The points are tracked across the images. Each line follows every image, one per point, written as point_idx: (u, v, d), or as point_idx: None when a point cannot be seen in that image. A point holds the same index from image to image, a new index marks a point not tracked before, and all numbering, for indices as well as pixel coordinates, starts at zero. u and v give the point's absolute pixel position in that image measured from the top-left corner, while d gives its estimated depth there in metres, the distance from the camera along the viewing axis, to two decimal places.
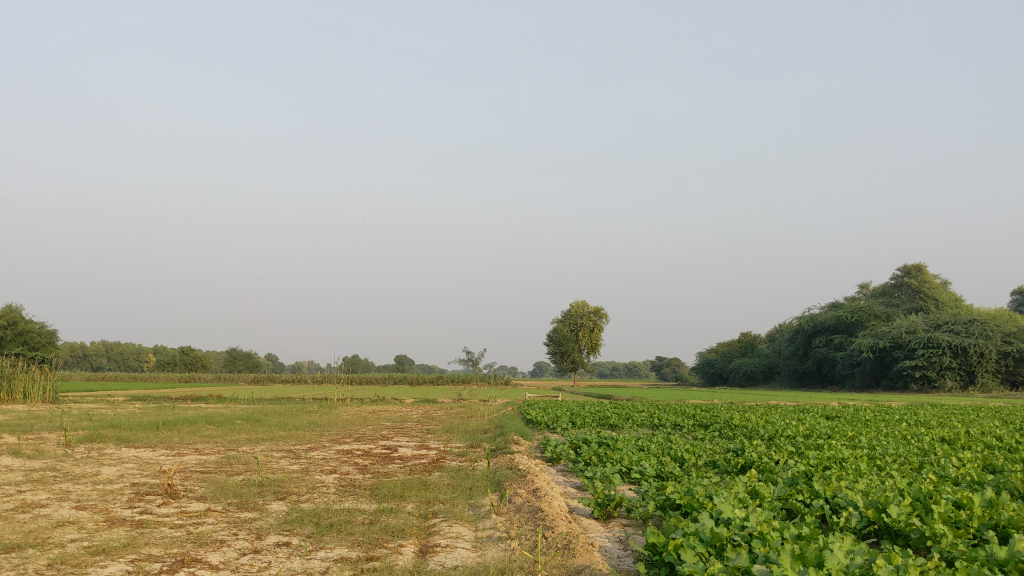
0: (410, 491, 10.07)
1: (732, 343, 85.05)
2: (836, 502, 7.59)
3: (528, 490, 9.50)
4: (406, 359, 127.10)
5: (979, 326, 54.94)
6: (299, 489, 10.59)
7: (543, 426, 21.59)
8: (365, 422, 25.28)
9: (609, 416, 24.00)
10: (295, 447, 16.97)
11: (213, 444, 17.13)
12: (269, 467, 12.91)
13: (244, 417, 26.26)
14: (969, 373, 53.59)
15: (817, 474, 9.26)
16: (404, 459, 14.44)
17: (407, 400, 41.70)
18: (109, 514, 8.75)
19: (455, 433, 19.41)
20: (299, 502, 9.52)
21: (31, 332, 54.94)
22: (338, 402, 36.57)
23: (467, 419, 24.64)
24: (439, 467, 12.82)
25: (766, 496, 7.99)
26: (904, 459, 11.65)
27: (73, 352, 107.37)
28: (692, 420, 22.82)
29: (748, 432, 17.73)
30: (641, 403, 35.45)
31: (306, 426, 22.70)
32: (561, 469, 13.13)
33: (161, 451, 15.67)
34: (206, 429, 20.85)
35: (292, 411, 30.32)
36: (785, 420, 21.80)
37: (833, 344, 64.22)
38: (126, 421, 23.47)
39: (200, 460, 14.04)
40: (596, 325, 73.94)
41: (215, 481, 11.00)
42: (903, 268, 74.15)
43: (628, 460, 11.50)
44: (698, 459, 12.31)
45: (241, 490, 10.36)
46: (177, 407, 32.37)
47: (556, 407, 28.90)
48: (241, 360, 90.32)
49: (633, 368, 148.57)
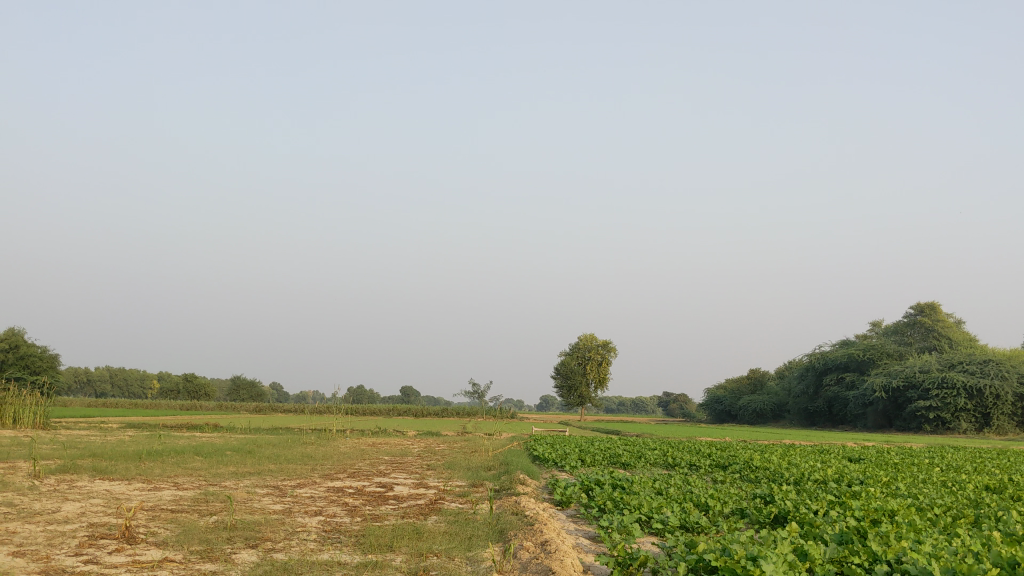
0: (401, 540, 8.80)
1: (741, 379, 83.59)
2: (905, 569, 6.38)
3: (536, 542, 8.26)
4: (410, 390, 125.35)
5: (995, 366, 53.50)
6: (276, 534, 9.34)
7: (550, 464, 20.30)
8: (361, 456, 23.94)
9: (619, 454, 22.80)
10: (282, 482, 15.73)
11: (194, 479, 15.86)
12: (251, 506, 11.67)
13: (236, 447, 25.00)
14: (984, 415, 52.13)
15: (872, 531, 8.02)
16: (399, 499, 13.17)
17: (409, 432, 40.42)
18: (47, 564, 7.50)
19: (456, 469, 18.23)
20: (273, 553, 8.27)
21: (32, 356, 53.83)
22: (338, 434, 35.23)
23: (471, 455, 23.36)
24: (436, 510, 11.57)
25: (817, 560, 6.79)
26: (958, 512, 10.45)
27: (76, 377, 106.38)
28: (709, 460, 21.54)
29: (771, 475, 16.45)
30: (651, 439, 34.09)
31: (298, 458, 21.54)
32: (572, 514, 11.89)
33: (137, 485, 14.47)
34: (193, 462, 19.61)
35: (288, 441, 29.07)
36: (808, 462, 20.47)
37: (845, 383, 62.77)
38: (108, 450, 22.24)
39: (176, 496, 12.83)
40: (605, 358, 72.59)
41: (185, 523, 9.79)
42: (917, 307, 72.67)
43: (648, 507, 10.23)
44: (724, 507, 11.06)
45: (209, 534, 9.10)
46: (168, 436, 31.14)
47: (562, 443, 27.57)
48: (245, 390, 89.03)
49: (638, 404, 147.69)
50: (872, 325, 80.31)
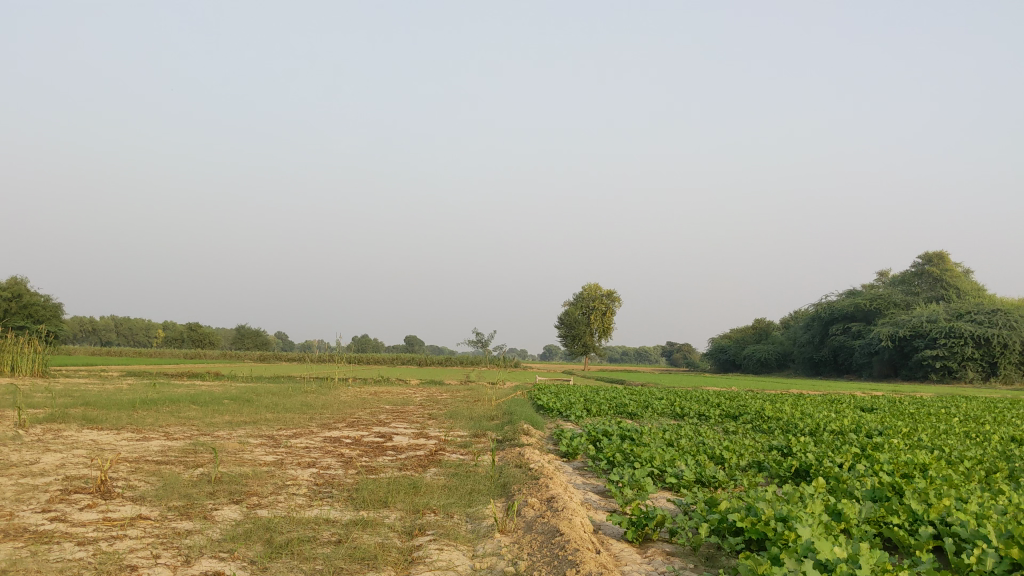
0: (397, 495, 8.16)
1: (746, 329, 82.99)
2: (953, 532, 5.74)
3: (542, 498, 7.61)
4: (416, 339, 125.05)
5: (1003, 316, 52.70)
6: (263, 489, 8.72)
7: (555, 414, 19.71)
8: (361, 405, 23.39)
9: (626, 403, 22.30)
10: (278, 432, 15.14)
11: (187, 428, 15.27)
12: (241, 458, 11.03)
13: (234, 396, 24.47)
14: (991, 364, 51.52)
15: (909, 487, 7.39)
16: (397, 450, 12.57)
17: (412, 382, 39.91)
18: (9, 522, 6.88)
19: (459, 419, 17.68)
20: (257, 509, 7.63)
21: (35, 305, 53.27)
22: (339, 383, 34.66)
23: (473, 404, 22.82)
24: (436, 462, 10.92)
25: (852, 520, 6.17)
26: (991, 466, 9.84)
27: (82, 326, 106.37)
28: (720, 411, 20.87)
29: (786, 426, 15.76)
30: (657, 389, 33.60)
31: (297, 407, 21.01)
32: (579, 466, 11.28)
33: (125, 435, 13.86)
34: (188, 411, 19.05)
35: (289, 390, 28.57)
36: (822, 411, 19.89)
37: (851, 332, 62.19)
38: (103, 398, 21.68)
39: (163, 447, 12.17)
40: (609, 308, 71.93)
41: (167, 475, 9.17)
42: (925, 256, 71.81)
43: (660, 459, 9.61)
44: (741, 459, 10.45)
45: (190, 489, 8.46)
46: (165, 385, 30.54)
47: (568, 393, 26.98)
48: (251, 338, 88.80)
49: (642, 354, 148.20)
50: (880, 275, 79.47)
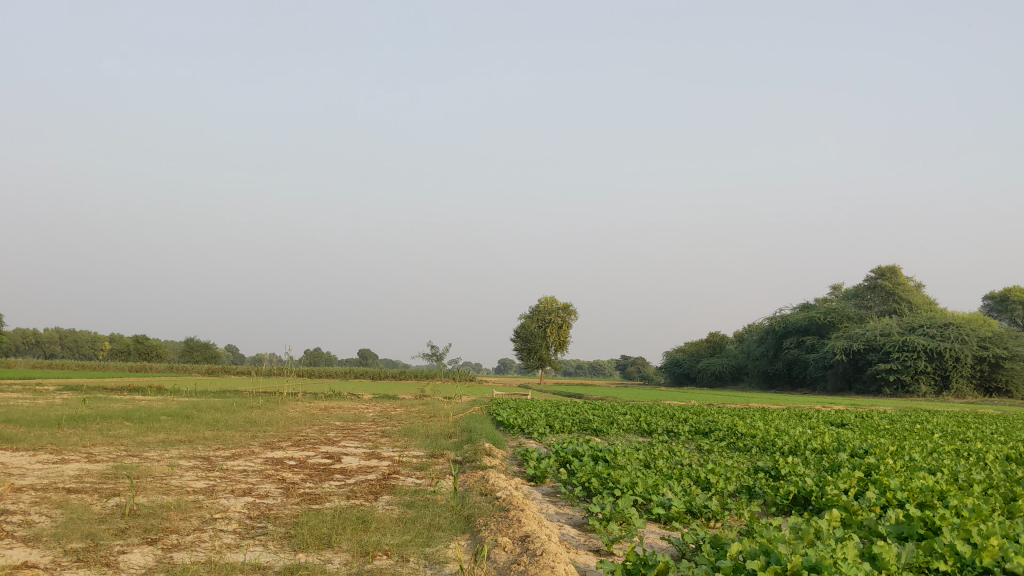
0: (343, 531, 6.95)
1: (699, 342, 82.51)
2: None
3: (515, 537, 6.46)
4: (369, 353, 123.10)
5: (955, 329, 52.48)
6: (183, 525, 7.43)
7: (516, 431, 18.63)
8: (308, 421, 22.00)
9: (589, 418, 21.21)
10: (215, 452, 13.80)
11: (113, 448, 13.86)
12: (165, 485, 9.70)
13: (173, 411, 22.92)
14: (944, 378, 51.23)
15: (945, 521, 6.32)
16: (347, 473, 11.33)
17: (364, 396, 38.59)
18: None
19: (413, 437, 16.43)
20: (173, 552, 6.37)
21: None
22: (287, 397, 33.06)
23: (429, 421, 21.49)
24: (389, 488, 9.69)
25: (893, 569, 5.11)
26: (1006, 491, 8.85)
27: (25, 338, 103.17)
28: (688, 426, 19.92)
29: (764, 444, 14.75)
30: (619, 404, 32.61)
31: (239, 423, 19.61)
32: (550, 493, 10.17)
33: (43, 456, 12.42)
34: (120, 428, 17.56)
35: (232, 405, 27.03)
36: (796, 428, 18.92)
37: (805, 346, 61.93)
38: (30, 415, 20.05)
39: (81, 471, 10.76)
40: (565, 321, 71.09)
41: (75, 508, 7.87)
42: (878, 270, 71.81)
43: (642, 485, 8.51)
44: (729, 484, 9.34)
45: (95, 525, 7.17)
46: (100, 399, 28.75)
47: (527, 408, 25.72)
48: (199, 351, 86.39)
49: (597, 368, 148.03)
50: (833, 288, 79.38)
